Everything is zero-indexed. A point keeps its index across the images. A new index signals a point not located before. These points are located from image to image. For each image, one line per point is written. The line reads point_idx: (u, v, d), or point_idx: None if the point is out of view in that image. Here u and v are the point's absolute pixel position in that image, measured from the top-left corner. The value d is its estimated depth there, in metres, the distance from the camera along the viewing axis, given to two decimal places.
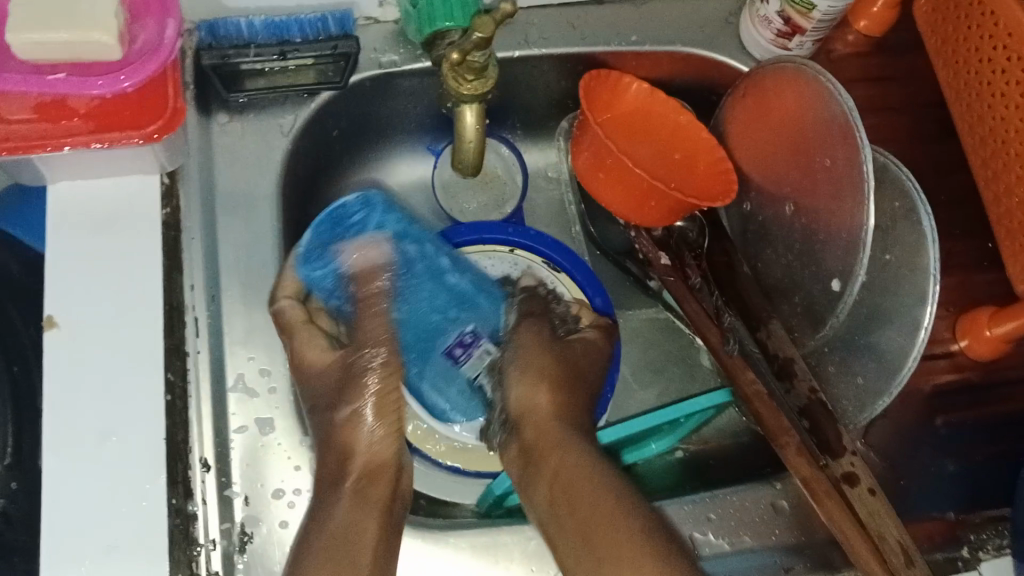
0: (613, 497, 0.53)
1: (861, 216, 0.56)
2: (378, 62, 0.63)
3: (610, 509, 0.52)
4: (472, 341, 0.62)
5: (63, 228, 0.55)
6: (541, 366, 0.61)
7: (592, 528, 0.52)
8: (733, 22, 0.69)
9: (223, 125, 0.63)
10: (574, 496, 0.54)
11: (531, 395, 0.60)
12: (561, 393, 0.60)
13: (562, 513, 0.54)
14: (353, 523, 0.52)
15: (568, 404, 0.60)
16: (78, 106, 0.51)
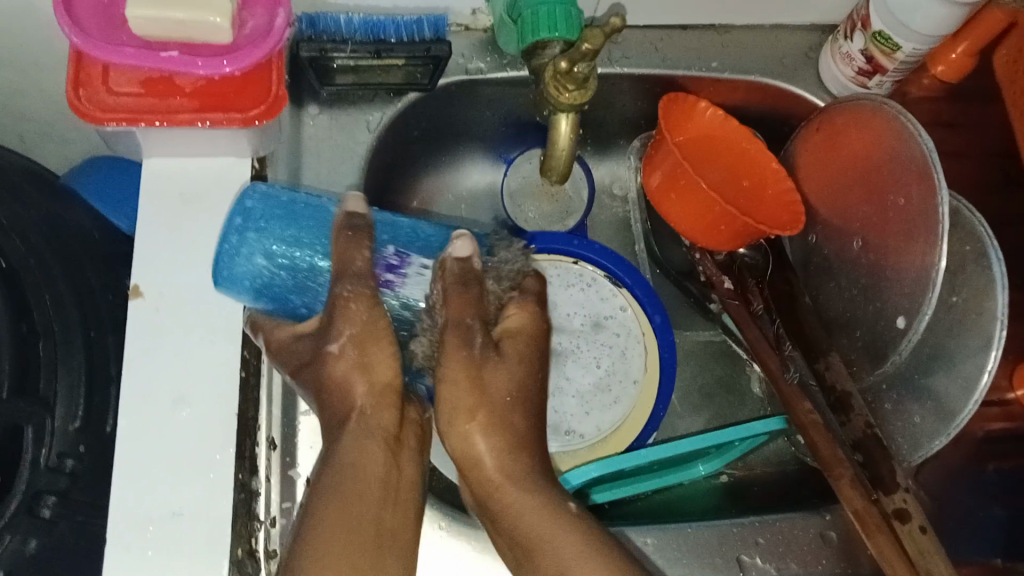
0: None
1: (934, 256, 0.57)
2: (465, 69, 0.65)
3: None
4: (400, 262, 0.51)
5: (155, 202, 0.57)
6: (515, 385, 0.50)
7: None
8: (812, 57, 0.70)
9: (312, 116, 0.65)
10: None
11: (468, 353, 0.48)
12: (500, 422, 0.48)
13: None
14: (371, 505, 0.46)
15: (521, 467, 0.48)
16: (184, 84, 0.53)
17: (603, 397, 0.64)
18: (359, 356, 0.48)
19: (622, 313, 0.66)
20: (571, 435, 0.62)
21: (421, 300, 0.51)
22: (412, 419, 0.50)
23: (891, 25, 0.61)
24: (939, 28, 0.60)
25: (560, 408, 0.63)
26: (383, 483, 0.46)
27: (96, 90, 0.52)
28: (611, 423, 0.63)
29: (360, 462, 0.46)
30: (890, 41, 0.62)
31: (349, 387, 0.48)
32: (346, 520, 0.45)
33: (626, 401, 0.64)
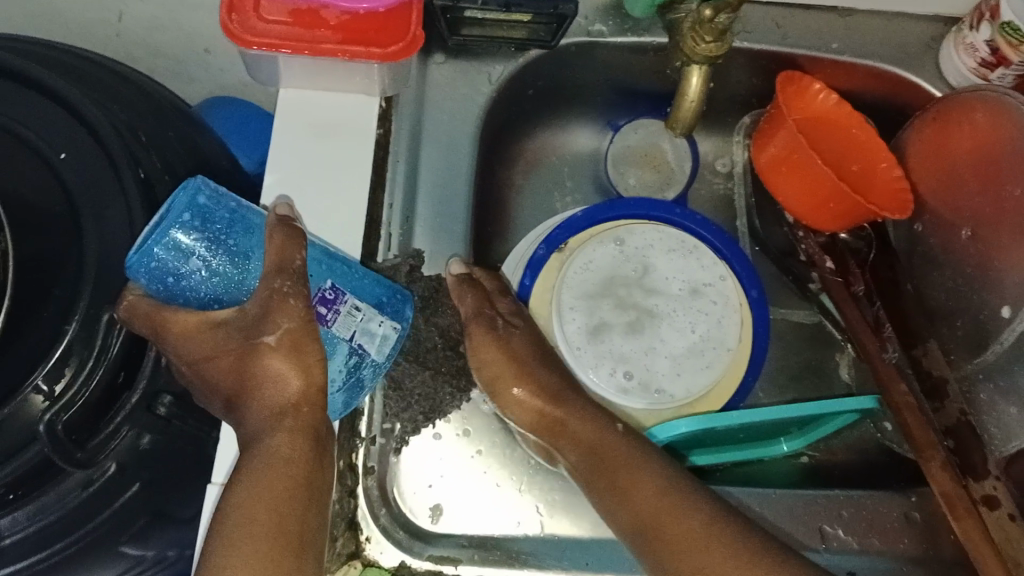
0: (678, 500, 0.54)
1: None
2: (587, 31, 0.67)
3: (683, 528, 0.52)
4: (335, 297, 0.52)
5: (288, 130, 0.60)
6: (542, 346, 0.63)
7: (659, 527, 0.53)
8: (936, 46, 0.70)
9: (436, 64, 0.66)
10: (668, 525, 0.53)
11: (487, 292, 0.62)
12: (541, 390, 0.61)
13: (658, 544, 0.53)
14: (284, 498, 0.49)
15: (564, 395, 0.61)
16: (329, 18, 0.56)
17: (696, 358, 0.64)
18: (287, 351, 0.50)
19: (721, 282, 0.67)
20: (661, 394, 0.63)
21: (371, 354, 0.53)
22: (322, 429, 0.53)
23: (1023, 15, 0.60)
24: None
25: (651, 364, 0.64)
26: (297, 474, 0.51)
27: (248, 18, 0.55)
28: (702, 385, 0.64)
29: (284, 450, 0.51)
30: (1018, 33, 0.61)
31: (285, 380, 0.51)
32: (267, 513, 0.49)
33: (718, 365, 0.64)
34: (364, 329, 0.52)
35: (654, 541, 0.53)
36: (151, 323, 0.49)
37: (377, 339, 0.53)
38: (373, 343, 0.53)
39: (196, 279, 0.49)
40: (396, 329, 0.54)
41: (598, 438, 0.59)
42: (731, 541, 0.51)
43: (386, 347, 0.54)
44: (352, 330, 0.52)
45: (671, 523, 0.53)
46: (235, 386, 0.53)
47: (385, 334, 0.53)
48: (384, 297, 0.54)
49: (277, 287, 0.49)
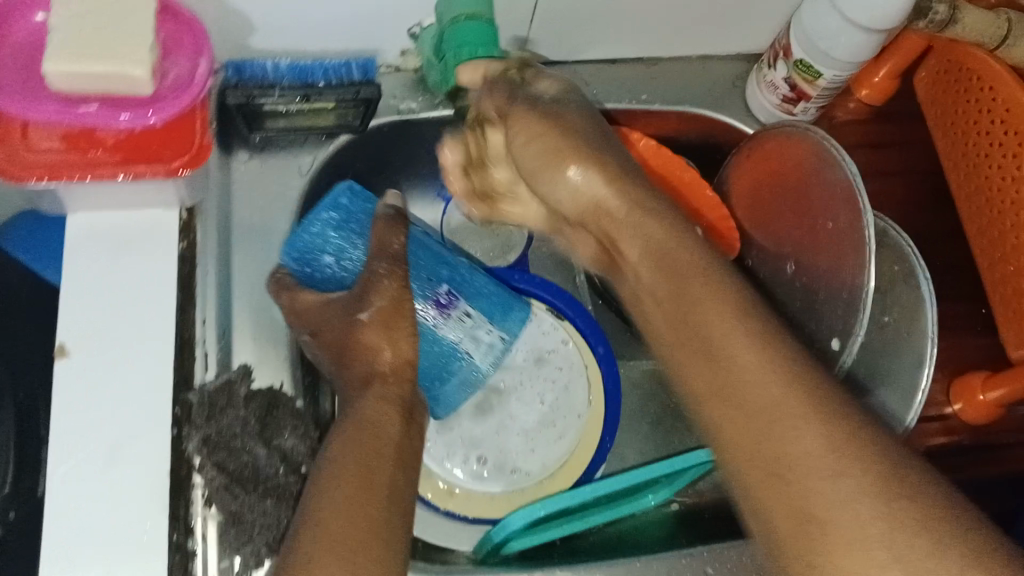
0: (776, 375, 0.46)
1: (864, 267, 0.58)
2: (397, 109, 0.66)
3: (767, 391, 0.45)
4: (449, 301, 0.59)
5: (81, 258, 0.56)
6: (552, 141, 0.56)
7: (730, 387, 0.47)
8: (740, 86, 0.72)
9: (242, 163, 0.64)
10: (727, 382, 0.47)
11: (613, 205, 0.56)
12: (600, 225, 0.57)
13: (727, 396, 0.47)
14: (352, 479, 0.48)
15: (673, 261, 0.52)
16: (106, 138, 0.52)
17: (553, 433, 0.65)
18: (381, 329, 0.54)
19: (564, 347, 0.67)
20: (517, 473, 0.63)
21: (478, 359, 0.60)
22: (409, 398, 0.54)
23: (811, 53, 0.62)
24: (858, 56, 0.61)
25: (508, 445, 0.64)
26: (384, 442, 0.51)
27: (15, 149, 0.51)
28: (556, 458, 0.64)
29: (373, 413, 0.52)
30: (811, 69, 0.63)
31: (377, 353, 0.55)
32: (347, 491, 0.47)
33: (571, 436, 0.65)
34: (473, 336, 0.59)
35: (732, 391, 0.47)
36: (282, 291, 0.57)
37: (483, 344, 0.60)
38: (479, 351, 0.60)
39: (329, 267, 0.58)
40: (500, 339, 0.61)
41: (699, 288, 0.50)
42: (822, 418, 0.44)
43: (487, 356, 0.60)
44: (460, 338, 0.59)
45: (752, 386, 0.46)
46: (340, 345, 0.56)
47: (491, 343, 0.60)
48: (497, 306, 0.61)
49: (376, 269, 0.55)
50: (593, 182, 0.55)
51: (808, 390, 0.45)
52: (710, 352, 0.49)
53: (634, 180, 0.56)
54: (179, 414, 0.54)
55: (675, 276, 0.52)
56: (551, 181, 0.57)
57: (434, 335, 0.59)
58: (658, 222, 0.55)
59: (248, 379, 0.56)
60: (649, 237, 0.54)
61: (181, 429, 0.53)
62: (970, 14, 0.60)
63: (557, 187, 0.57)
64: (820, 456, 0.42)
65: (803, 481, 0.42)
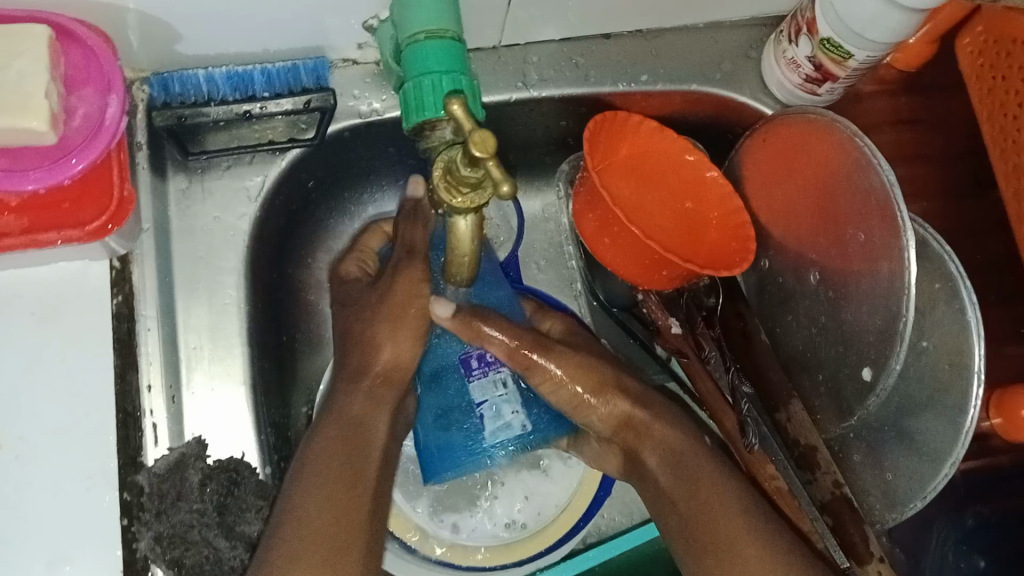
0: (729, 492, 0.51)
1: (901, 285, 0.50)
2: (358, 112, 0.56)
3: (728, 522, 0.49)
4: (483, 365, 0.54)
5: (3, 326, 0.48)
6: (587, 364, 0.55)
7: (706, 538, 0.49)
8: (755, 55, 0.62)
9: (181, 190, 0.55)
10: (683, 484, 0.52)
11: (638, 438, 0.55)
12: (603, 381, 0.55)
13: (685, 497, 0.51)
14: (360, 470, 0.49)
15: (624, 392, 0.55)
16: (8, 198, 0.45)
17: (545, 482, 0.63)
18: (389, 325, 0.51)
19: None
20: (513, 524, 0.62)
21: (487, 429, 0.53)
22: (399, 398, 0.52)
23: (841, 32, 0.52)
24: (897, 35, 0.51)
25: (503, 499, 0.63)
26: (372, 440, 0.50)
27: None
28: (552, 510, 0.63)
29: (359, 410, 0.51)
30: (840, 50, 0.54)
31: (381, 351, 0.51)
32: (336, 484, 0.47)
33: (570, 483, 0.63)
34: (507, 402, 0.54)
35: (693, 519, 0.50)
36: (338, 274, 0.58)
37: (500, 420, 0.54)
38: (495, 420, 0.53)
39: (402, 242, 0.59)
40: (522, 428, 0.54)
41: (685, 475, 0.52)
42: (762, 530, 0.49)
43: (504, 429, 0.54)
44: (482, 398, 0.53)
45: (725, 526, 0.49)
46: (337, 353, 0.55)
47: (509, 423, 0.54)
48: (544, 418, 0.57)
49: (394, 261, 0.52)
50: (667, 440, 0.54)
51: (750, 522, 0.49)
52: (685, 516, 0.51)
53: (669, 419, 0.55)
54: (128, 501, 0.47)
55: (697, 479, 0.51)
56: (647, 446, 0.54)
57: (454, 381, 0.54)
58: (674, 429, 0.54)
59: (202, 456, 0.51)
60: (668, 469, 0.53)
61: (131, 524, 0.47)
62: None
63: (592, 418, 0.55)
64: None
65: (735, 551, 0.48)
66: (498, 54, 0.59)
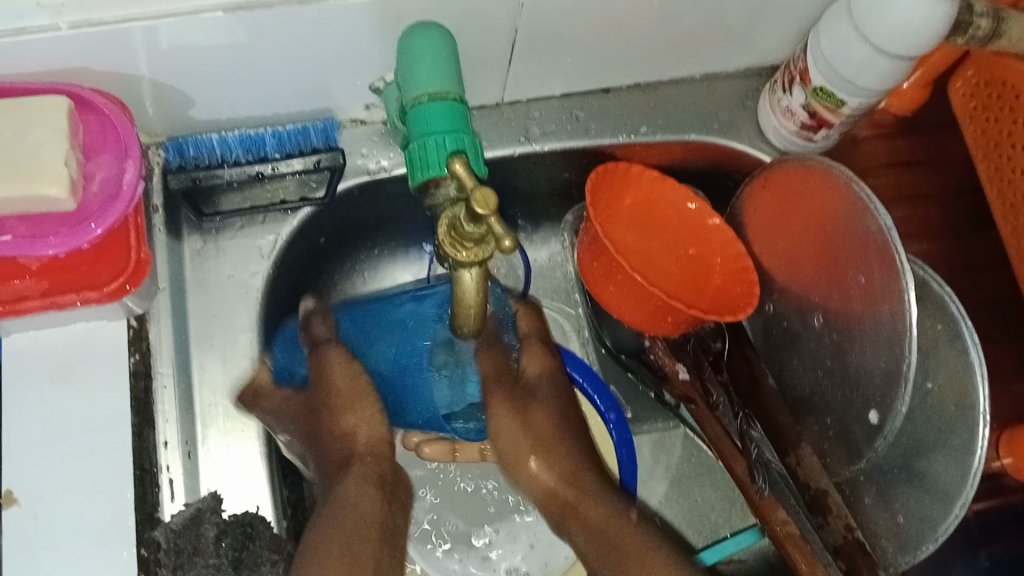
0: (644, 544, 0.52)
1: (903, 326, 0.51)
2: (367, 169, 0.57)
3: None
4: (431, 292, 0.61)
5: (24, 388, 0.49)
6: (554, 425, 0.56)
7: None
8: (751, 105, 0.64)
9: (196, 251, 0.57)
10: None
11: (525, 453, 0.55)
12: (556, 448, 0.55)
13: None
14: (375, 536, 0.48)
15: (568, 467, 0.55)
16: (28, 262, 0.46)
17: (553, 531, 0.63)
18: (348, 411, 0.52)
19: None
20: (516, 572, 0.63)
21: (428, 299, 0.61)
22: (390, 477, 0.52)
23: (833, 81, 0.54)
24: (889, 83, 0.53)
25: (510, 545, 0.63)
26: (376, 514, 0.49)
27: None
28: (559, 560, 0.63)
29: (357, 491, 0.50)
30: (833, 97, 0.55)
31: (354, 435, 0.52)
32: (350, 529, 0.47)
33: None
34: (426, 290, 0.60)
35: None
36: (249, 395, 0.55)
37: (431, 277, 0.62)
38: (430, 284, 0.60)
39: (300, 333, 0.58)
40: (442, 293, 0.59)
41: (597, 525, 0.54)
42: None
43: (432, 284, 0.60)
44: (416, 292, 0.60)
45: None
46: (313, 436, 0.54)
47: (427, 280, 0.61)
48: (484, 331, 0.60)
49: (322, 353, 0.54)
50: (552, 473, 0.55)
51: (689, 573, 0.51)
52: None
53: (565, 442, 0.56)
54: (145, 557, 0.47)
55: (580, 501, 0.55)
56: (530, 468, 0.55)
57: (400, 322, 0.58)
58: (581, 458, 0.56)
59: (217, 510, 0.52)
60: (544, 488, 0.55)
61: None
62: (1016, 25, 0.52)
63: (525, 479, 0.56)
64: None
65: None
66: (501, 111, 0.61)
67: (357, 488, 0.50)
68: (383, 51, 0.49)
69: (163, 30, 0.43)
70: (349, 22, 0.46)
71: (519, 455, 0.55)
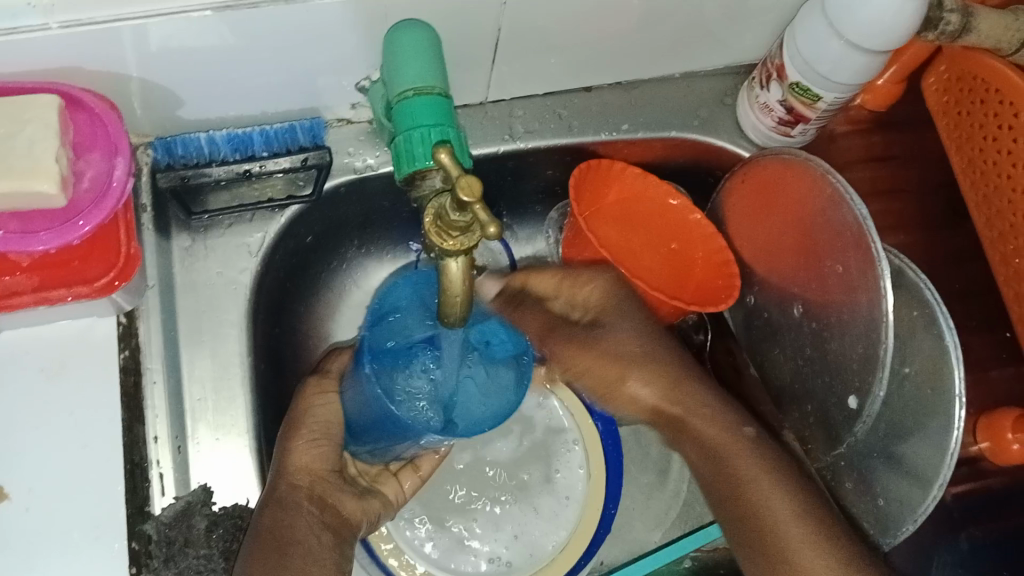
0: (758, 464, 0.55)
1: (879, 313, 0.52)
2: (353, 167, 0.58)
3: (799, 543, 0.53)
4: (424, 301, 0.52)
5: (14, 383, 0.50)
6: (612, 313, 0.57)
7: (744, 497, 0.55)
8: (730, 102, 0.65)
9: (185, 249, 0.57)
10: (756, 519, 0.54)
11: (615, 373, 0.57)
12: (645, 364, 0.56)
13: (766, 547, 0.54)
14: (295, 563, 0.48)
15: (683, 394, 0.57)
16: (19, 258, 0.47)
17: (540, 523, 0.63)
18: (287, 433, 0.53)
19: (575, 447, 0.64)
20: (500, 561, 0.62)
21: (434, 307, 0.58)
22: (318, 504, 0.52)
23: (809, 76, 0.55)
24: (862, 78, 0.54)
25: (494, 537, 0.62)
26: (300, 547, 0.49)
27: None
28: (544, 551, 0.62)
29: (290, 522, 0.49)
30: (809, 92, 0.57)
31: (288, 457, 0.52)
32: (270, 557, 0.47)
33: (566, 523, 0.63)
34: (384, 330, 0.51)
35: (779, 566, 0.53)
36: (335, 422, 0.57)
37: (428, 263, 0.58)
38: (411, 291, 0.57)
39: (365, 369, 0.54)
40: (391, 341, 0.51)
41: (711, 439, 0.57)
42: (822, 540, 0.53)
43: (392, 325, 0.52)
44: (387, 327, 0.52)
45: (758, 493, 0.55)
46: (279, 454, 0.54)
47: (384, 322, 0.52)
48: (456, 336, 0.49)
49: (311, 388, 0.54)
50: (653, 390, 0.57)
51: (777, 483, 0.55)
52: (766, 531, 0.54)
53: (664, 352, 0.57)
54: (136, 550, 0.48)
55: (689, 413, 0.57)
56: (630, 390, 0.57)
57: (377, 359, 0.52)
58: (677, 372, 0.57)
59: (208, 503, 0.52)
60: (647, 400, 0.57)
61: (139, 572, 0.48)
62: (985, 20, 0.53)
63: (620, 398, 0.58)
64: (814, 560, 0.52)
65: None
66: (485, 110, 0.62)
67: (290, 518, 0.50)
68: (368, 51, 0.51)
69: (152, 30, 0.44)
70: (336, 21, 0.47)
71: (618, 381, 0.57)
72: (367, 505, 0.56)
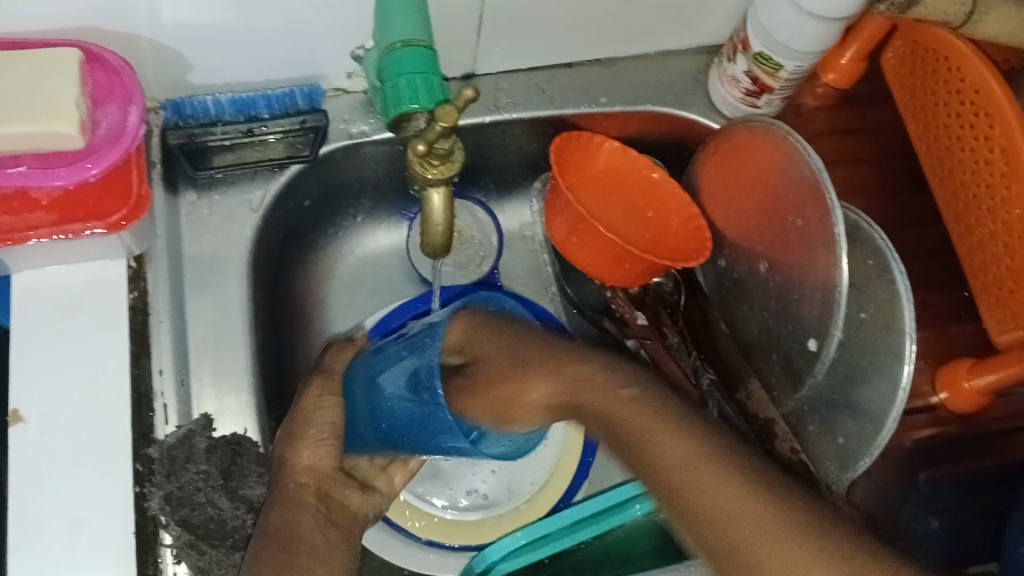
0: None
1: (834, 260, 0.55)
2: (348, 133, 0.62)
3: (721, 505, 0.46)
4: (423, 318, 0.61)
5: (31, 316, 0.54)
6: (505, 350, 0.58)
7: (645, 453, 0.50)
8: (702, 79, 0.70)
9: (191, 205, 0.62)
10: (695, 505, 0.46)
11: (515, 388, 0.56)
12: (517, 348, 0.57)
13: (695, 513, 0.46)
14: (305, 558, 0.51)
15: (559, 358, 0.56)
16: (40, 197, 0.51)
17: (517, 460, 0.70)
18: (288, 440, 0.56)
19: None
20: (475, 493, 0.69)
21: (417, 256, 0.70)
22: (328, 492, 0.56)
23: (769, 45, 0.60)
24: (818, 45, 0.59)
25: (471, 471, 0.69)
26: (314, 544, 0.52)
27: None
28: (519, 486, 0.70)
29: (299, 520, 0.53)
30: (770, 62, 0.61)
31: (291, 459, 0.56)
32: (278, 551, 0.50)
33: (543, 462, 0.70)
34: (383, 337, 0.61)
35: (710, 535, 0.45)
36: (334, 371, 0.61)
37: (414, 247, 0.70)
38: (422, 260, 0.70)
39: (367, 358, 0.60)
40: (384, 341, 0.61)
41: (636, 434, 0.51)
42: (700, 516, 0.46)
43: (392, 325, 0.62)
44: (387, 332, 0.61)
45: (675, 456, 0.48)
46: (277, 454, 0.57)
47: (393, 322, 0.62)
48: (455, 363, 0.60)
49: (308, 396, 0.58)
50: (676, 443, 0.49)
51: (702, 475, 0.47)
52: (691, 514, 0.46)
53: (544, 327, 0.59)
54: (140, 470, 0.52)
55: (625, 409, 0.53)
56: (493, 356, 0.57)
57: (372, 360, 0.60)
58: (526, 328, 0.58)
59: (208, 429, 0.56)
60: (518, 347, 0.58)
61: (143, 489, 0.52)
62: None
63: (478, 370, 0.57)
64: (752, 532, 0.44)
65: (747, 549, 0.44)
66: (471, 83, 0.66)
67: (300, 515, 0.53)
68: (359, 19, 0.55)
69: None
70: None
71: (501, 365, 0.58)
72: (370, 498, 0.60)
